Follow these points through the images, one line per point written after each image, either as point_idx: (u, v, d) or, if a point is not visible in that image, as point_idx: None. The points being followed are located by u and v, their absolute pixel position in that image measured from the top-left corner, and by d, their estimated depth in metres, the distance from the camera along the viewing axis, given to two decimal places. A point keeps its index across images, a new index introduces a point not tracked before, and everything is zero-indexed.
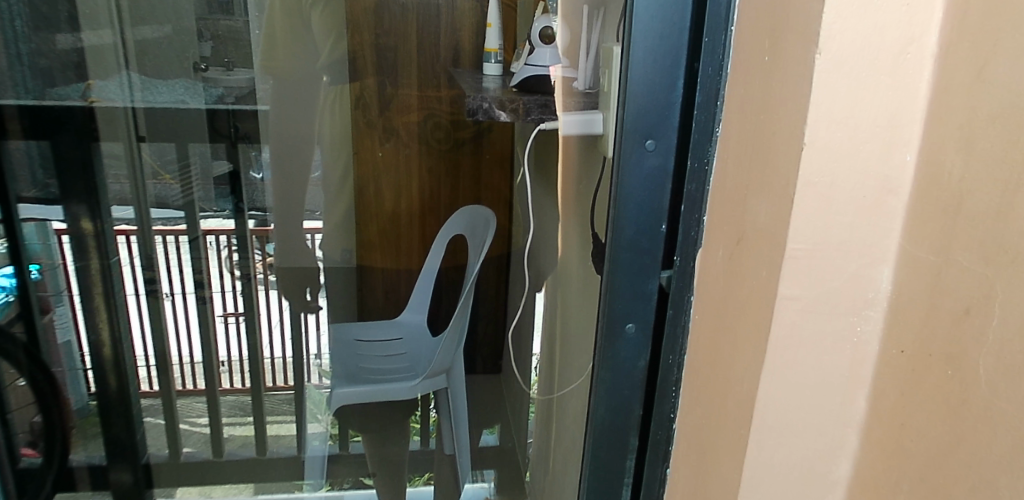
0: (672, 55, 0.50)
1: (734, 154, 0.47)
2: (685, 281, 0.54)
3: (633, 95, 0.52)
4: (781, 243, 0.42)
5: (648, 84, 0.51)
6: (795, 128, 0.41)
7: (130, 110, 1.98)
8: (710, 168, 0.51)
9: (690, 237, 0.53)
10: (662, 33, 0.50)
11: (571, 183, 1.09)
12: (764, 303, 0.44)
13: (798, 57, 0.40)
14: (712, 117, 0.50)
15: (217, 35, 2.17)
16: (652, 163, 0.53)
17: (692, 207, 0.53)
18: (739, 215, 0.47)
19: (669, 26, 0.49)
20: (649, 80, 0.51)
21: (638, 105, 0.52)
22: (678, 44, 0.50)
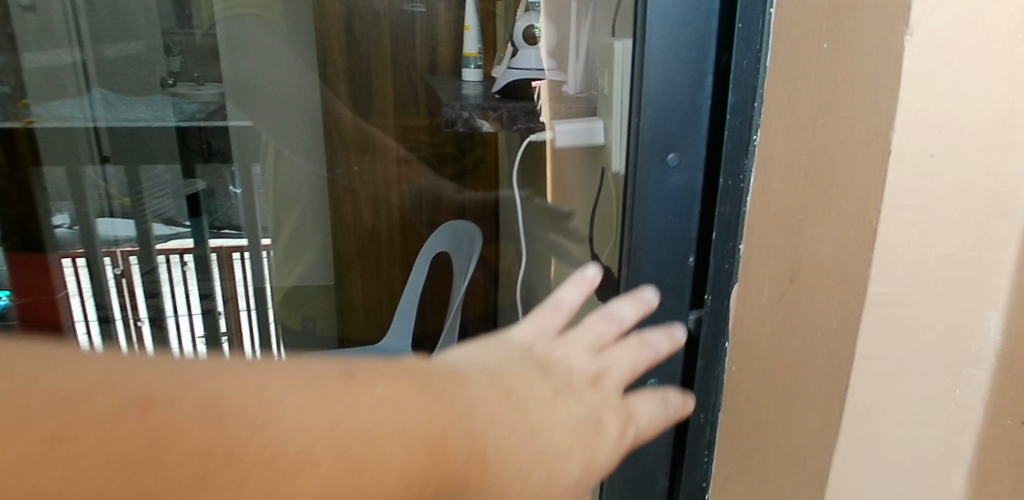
0: (697, 53, 0.41)
1: (781, 171, 0.37)
2: (718, 324, 0.45)
3: (651, 99, 0.43)
4: (859, 285, 0.32)
5: (666, 91, 0.42)
6: (872, 136, 0.30)
7: (93, 128, 2.11)
8: (748, 187, 0.41)
9: (724, 271, 0.43)
10: (684, 24, 0.40)
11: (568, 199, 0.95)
12: (830, 362, 0.34)
13: (877, 40, 0.30)
14: (747, 123, 0.40)
15: (185, 49, 2.01)
16: (673, 184, 0.43)
17: (726, 234, 0.43)
18: (792, 248, 0.37)
19: (692, 17, 0.40)
20: (665, 84, 0.42)
21: (652, 113, 0.43)
22: (704, 37, 0.40)
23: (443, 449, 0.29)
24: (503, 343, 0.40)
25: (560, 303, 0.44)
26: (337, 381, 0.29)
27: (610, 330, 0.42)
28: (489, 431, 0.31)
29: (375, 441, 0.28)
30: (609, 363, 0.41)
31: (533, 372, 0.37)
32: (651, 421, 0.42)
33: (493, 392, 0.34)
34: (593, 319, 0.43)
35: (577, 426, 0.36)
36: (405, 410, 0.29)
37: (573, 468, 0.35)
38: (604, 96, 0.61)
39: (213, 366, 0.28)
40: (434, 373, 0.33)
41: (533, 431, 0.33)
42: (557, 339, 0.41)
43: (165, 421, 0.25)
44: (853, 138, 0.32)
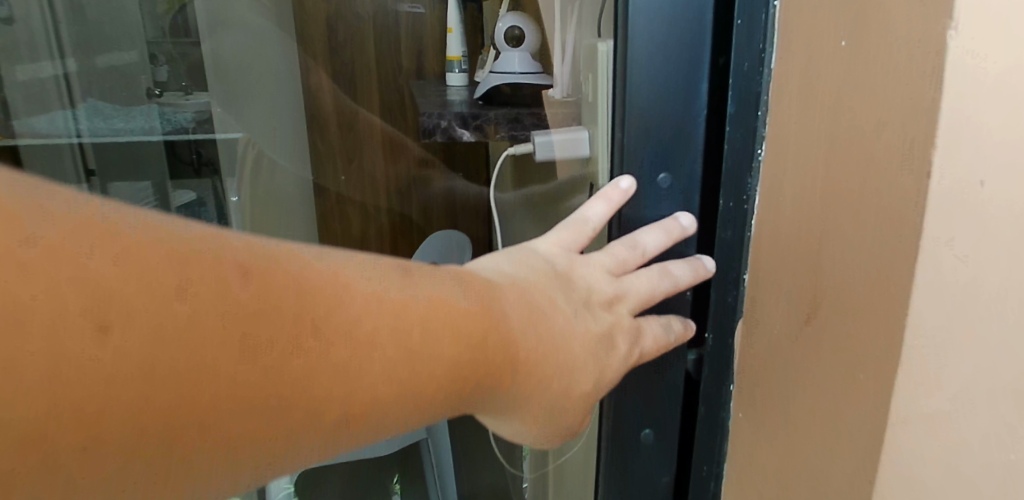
0: (689, 59, 0.36)
1: (791, 194, 0.32)
2: (720, 367, 0.39)
3: (636, 111, 0.37)
4: (886, 340, 0.27)
5: (653, 106, 0.37)
6: (904, 158, 0.25)
7: None
8: (753, 211, 0.36)
9: (727, 304, 0.38)
10: (671, 26, 0.35)
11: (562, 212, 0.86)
12: (855, 423, 0.30)
13: (910, 48, 0.25)
14: (750, 135, 0.35)
15: None
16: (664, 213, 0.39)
17: (726, 263, 0.38)
18: (805, 284, 0.32)
19: (683, 18, 0.35)
20: (652, 98, 0.37)
21: (638, 133, 0.37)
22: (696, 41, 0.35)
23: (485, 344, 0.32)
24: (523, 253, 0.40)
25: (587, 216, 0.41)
26: (400, 277, 0.31)
27: (630, 257, 0.39)
28: (520, 330, 0.34)
29: (430, 331, 0.30)
30: (629, 284, 0.39)
31: (553, 283, 0.37)
32: (656, 347, 0.39)
33: (524, 307, 0.34)
34: (616, 242, 0.40)
35: (592, 335, 0.37)
36: (449, 316, 0.31)
37: (582, 376, 0.36)
38: (588, 103, 0.55)
39: (298, 252, 0.30)
40: (473, 278, 0.35)
41: (558, 336, 0.35)
42: (573, 256, 0.40)
43: (266, 291, 0.26)
44: (877, 155, 0.27)
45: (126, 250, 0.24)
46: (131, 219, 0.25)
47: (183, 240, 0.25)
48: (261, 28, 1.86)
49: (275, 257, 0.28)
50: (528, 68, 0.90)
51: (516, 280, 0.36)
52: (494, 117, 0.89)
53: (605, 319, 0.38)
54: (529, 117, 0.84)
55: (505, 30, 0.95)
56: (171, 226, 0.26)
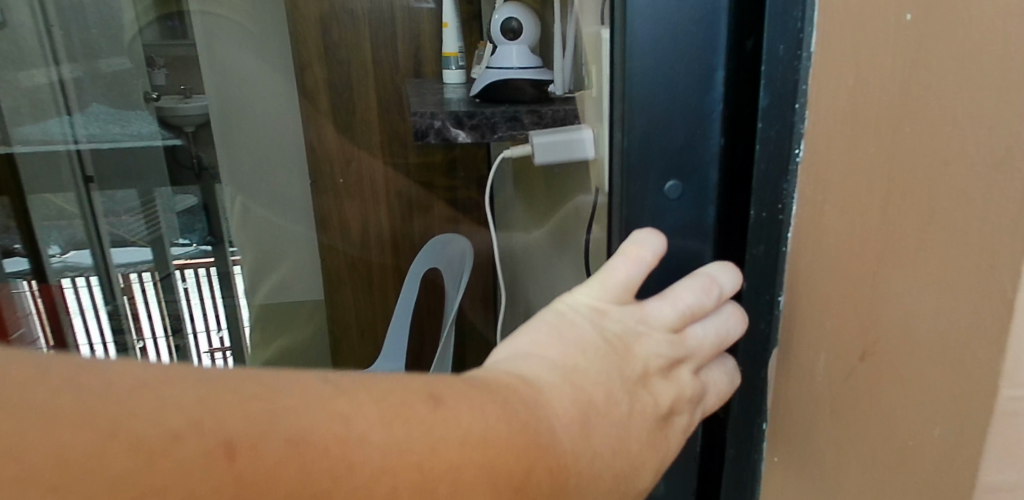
0: (700, 48, 0.30)
1: (836, 203, 0.27)
2: (751, 400, 0.34)
3: (637, 109, 0.32)
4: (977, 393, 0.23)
5: (657, 103, 0.31)
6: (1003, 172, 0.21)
7: (74, 150, 1.82)
8: (789, 221, 0.30)
9: (759, 331, 0.33)
10: (678, 9, 0.30)
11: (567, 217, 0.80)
12: (935, 480, 0.25)
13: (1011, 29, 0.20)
14: (788, 134, 0.29)
15: (170, 62, 1.82)
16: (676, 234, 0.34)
17: (758, 284, 0.32)
18: (859, 310, 0.27)
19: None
20: (653, 93, 0.31)
21: (638, 135, 0.32)
22: (709, 23, 0.30)
23: (528, 485, 0.26)
24: (559, 313, 0.32)
25: (631, 248, 0.32)
26: (425, 409, 0.25)
27: (699, 306, 0.32)
28: (575, 450, 0.27)
29: (465, 479, 0.24)
30: (696, 343, 0.32)
31: (609, 364, 0.30)
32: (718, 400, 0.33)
33: (576, 414, 0.28)
34: (681, 288, 0.32)
35: (655, 423, 0.31)
36: (491, 444, 0.25)
37: (644, 478, 0.30)
38: (591, 97, 0.49)
39: (303, 384, 0.24)
40: (512, 380, 0.28)
41: (618, 442, 0.29)
42: (632, 310, 0.32)
43: (248, 482, 0.21)
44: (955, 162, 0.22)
45: (95, 453, 0.20)
46: (95, 399, 0.21)
47: (144, 429, 0.21)
48: (254, 27, 1.73)
49: (277, 407, 0.23)
50: (528, 63, 0.83)
51: (566, 369, 0.29)
52: (489, 116, 0.81)
53: (670, 398, 0.32)
54: (527, 114, 0.77)
55: (501, 22, 0.87)
56: (136, 387, 0.22)
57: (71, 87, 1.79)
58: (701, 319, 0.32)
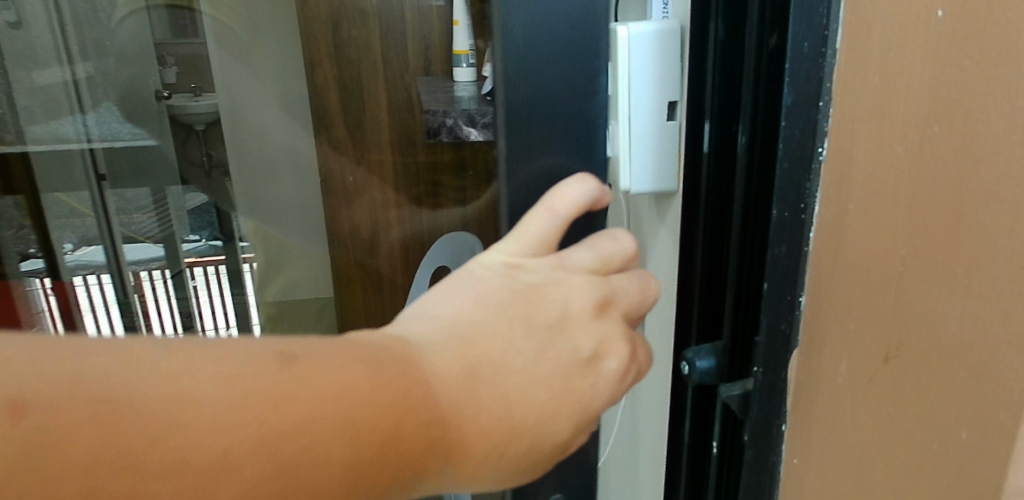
0: (583, 71, 0.43)
1: (863, 206, 0.27)
2: (771, 403, 0.33)
3: (540, 119, 0.44)
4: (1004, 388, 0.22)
5: (533, 87, 0.43)
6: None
7: (88, 149, 1.84)
8: (810, 222, 0.30)
9: (780, 333, 0.32)
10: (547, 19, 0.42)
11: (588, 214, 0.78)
12: (962, 479, 0.24)
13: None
14: (811, 131, 0.29)
15: (180, 60, 1.88)
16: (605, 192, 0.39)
17: (779, 285, 0.31)
18: (883, 314, 0.26)
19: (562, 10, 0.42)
20: (530, 83, 0.43)
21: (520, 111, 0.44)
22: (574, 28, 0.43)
23: (400, 431, 0.26)
24: (470, 273, 0.33)
25: (551, 199, 0.34)
26: (274, 368, 0.24)
27: (618, 252, 0.36)
28: (469, 397, 0.28)
29: (317, 435, 0.24)
30: (620, 286, 0.35)
31: (518, 312, 0.31)
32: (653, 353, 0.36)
33: (464, 367, 0.28)
34: (605, 236, 0.36)
35: (574, 368, 0.31)
36: (347, 398, 0.25)
37: (561, 429, 0.31)
38: None
39: (130, 344, 0.24)
40: (387, 343, 0.28)
41: (525, 386, 0.29)
42: (549, 260, 0.34)
43: (51, 428, 0.21)
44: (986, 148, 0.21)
45: None
46: None
47: None
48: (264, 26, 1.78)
49: (94, 366, 0.22)
50: None
51: (463, 326, 0.29)
52: None
53: (590, 345, 0.32)
54: None
55: None
56: None
57: (84, 89, 1.82)
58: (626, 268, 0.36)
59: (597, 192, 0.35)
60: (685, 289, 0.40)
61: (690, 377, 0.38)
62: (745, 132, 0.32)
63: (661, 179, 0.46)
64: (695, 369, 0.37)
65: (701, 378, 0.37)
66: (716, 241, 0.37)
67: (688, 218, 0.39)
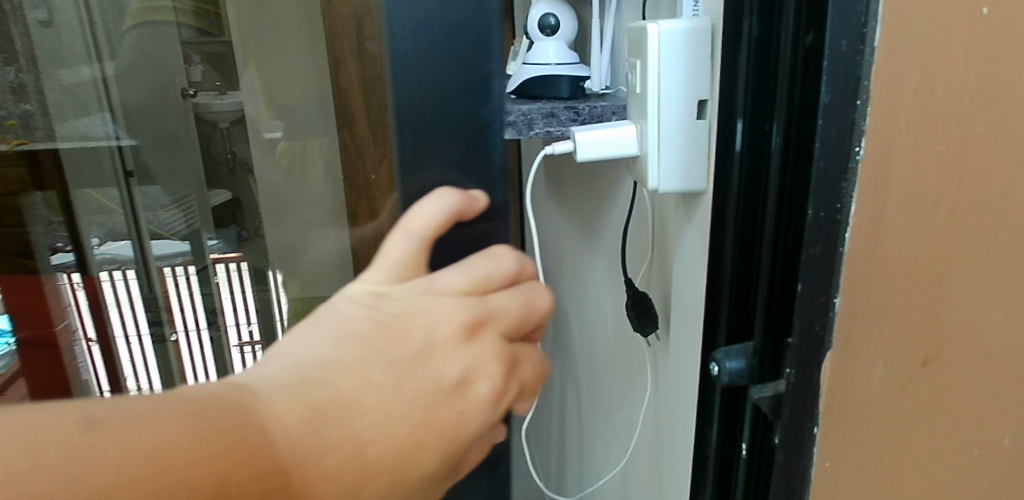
0: (459, 73, 0.38)
1: (900, 204, 0.26)
2: (801, 405, 0.32)
3: (421, 134, 0.39)
4: None
5: (421, 112, 0.39)
6: None
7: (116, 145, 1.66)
8: (847, 222, 0.29)
9: (812, 334, 0.31)
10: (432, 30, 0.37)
11: (626, 207, 0.78)
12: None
13: None
14: (846, 128, 0.28)
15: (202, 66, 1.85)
16: (492, 205, 0.41)
17: (813, 285, 0.31)
18: (921, 313, 0.26)
19: (446, 13, 0.37)
20: (421, 109, 0.39)
21: (418, 138, 0.39)
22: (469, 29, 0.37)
23: (234, 484, 0.25)
24: (337, 307, 0.33)
25: (411, 224, 0.37)
26: (90, 430, 0.24)
27: (493, 273, 0.37)
28: (317, 441, 0.28)
29: (146, 488, 0.24)
30: (493, 307, 0.36)
31: (377, 347, 0.31)
32: (533, 365, 0.38)
33: (309, 411, 0.28)
34: (478, 258, 0.37)
35: (439, 394, 0.32)
36: (180, 437, 0.25)
37: (427, 457, 0.31)
38: (635, 94, 0.48)
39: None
40: (229, 390, 0.28)
41: (385, 421, 0.30)
42: (416, 285, 0.35)
43: None
44: None
45: None
46: None
47: None
48: None
49: None
50: (566, 59, 0.81)
51: (319, 368, 0.29)
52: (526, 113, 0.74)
53: (456, 371, 0.33)
54: (566, 111, 0.74)
55: (537, 18, 0.84)
56: None
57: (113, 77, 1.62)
58: (500, 288, 0.37)
59: (460, 203, 0.39)
60: (714, 290, 0.40)
61: (719, 378, 0.38)
62: (781, 130, 0.32)
63: (689, 178, 0.45)
64: (724, 370, 0.37)
65: (732, 378, 0.37)
66: (748, 240, 0.37)
67: (718, 218, 0.39)
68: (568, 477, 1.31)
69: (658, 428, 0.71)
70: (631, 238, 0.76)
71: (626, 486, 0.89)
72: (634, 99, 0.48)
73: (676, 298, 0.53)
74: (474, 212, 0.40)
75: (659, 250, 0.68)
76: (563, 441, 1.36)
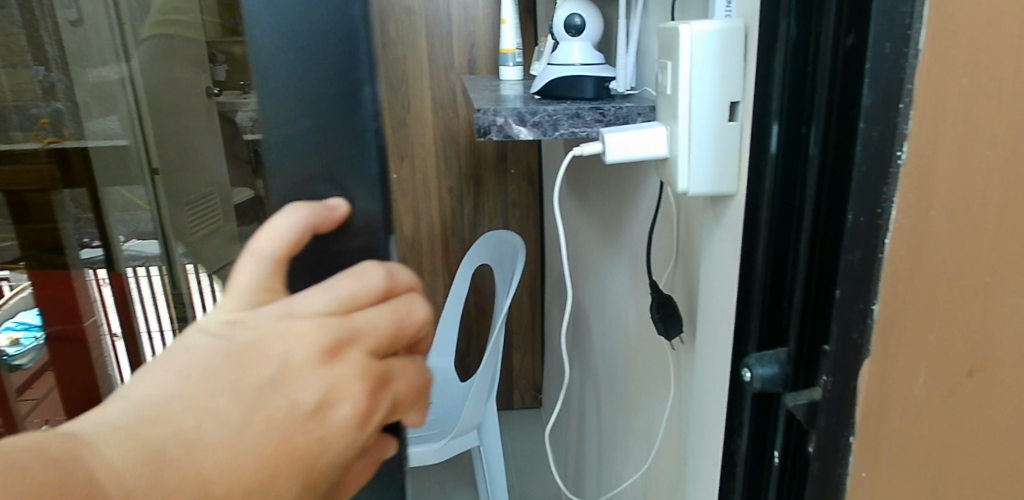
0: (329, 83, 0.32)
1: (944, 208, 0.26)
2: (839, 413, 0.32)
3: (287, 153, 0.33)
4: None
5: (288, 126, 0.32)
6: None
7: None
8: (888, 228, 0.29)
9: (851, 342, 0.31)
10: (303, 41, 0.31)
11: (651, 207, 0.77)
12: None
13: None
14: (888, 133, 0.28)
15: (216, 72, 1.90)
16: (363, 213, 0.34)
17: (852, 291, 0.30)
18: (965, 322, 0.25)
19: (308, 16, 0.31)
20: (296, 131, 0.32)
21: (290, 165, 0.33)
22: (343, 38, 0.31)
23: None
24: (189, 335, 0.29)
25: (257, 247, 0.30)
26: None
27: (358, 291, 0.31)
28: (151, 486, 0.25)
29: None
30: (360, 326, 0.31)
31: (224, 381, 0.28)
32: (408, 379, 0.33)
33: (129, 459, 0.25)
34: (344, 275, 0.31)
35: (296, 423, 0.29)
36: None
37: (287, 490, 0.29)
38: (666, 96, 0.47)
39: None
40: (59, 438, 0.26)
41: (232, 455, 0.27)
42: (273, 308, 0.30)
43: None
44: None
45: None
46: None
47: None
48: None
49: None
50: (592, 58, 0.81)
51: (159, 407, 0.27)
52: (551, 113, 0.74)
53: (314, 395, 0.29)
54: (592, 111, 0.73)
55: (563, 19, 0.83)
56: None
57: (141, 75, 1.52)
58: (369, 305, 0.32)
59: (320, 219, 0.32)
60: (745, 294, 0.40)
61: (752, 384, 0.37)
62: (817, 134, 0.32)
63: (720, 179, 0.45)
64: (757, 375, 0.37)
65: (764, 384, 0.37)
66: (782, 244, 0.37)
67: (749, 221, 0.39)
68: (587, 479, 1.30)
69: (682, 432, 0.70)
70: (657, 238, 0.75)
71: (647, 487, 0.88)
72: (664, 99, 0.48)
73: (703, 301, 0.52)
74: (329, 225, 0.33)
75: (685, 251, 0.67)
76: (581, 442, 1.36)
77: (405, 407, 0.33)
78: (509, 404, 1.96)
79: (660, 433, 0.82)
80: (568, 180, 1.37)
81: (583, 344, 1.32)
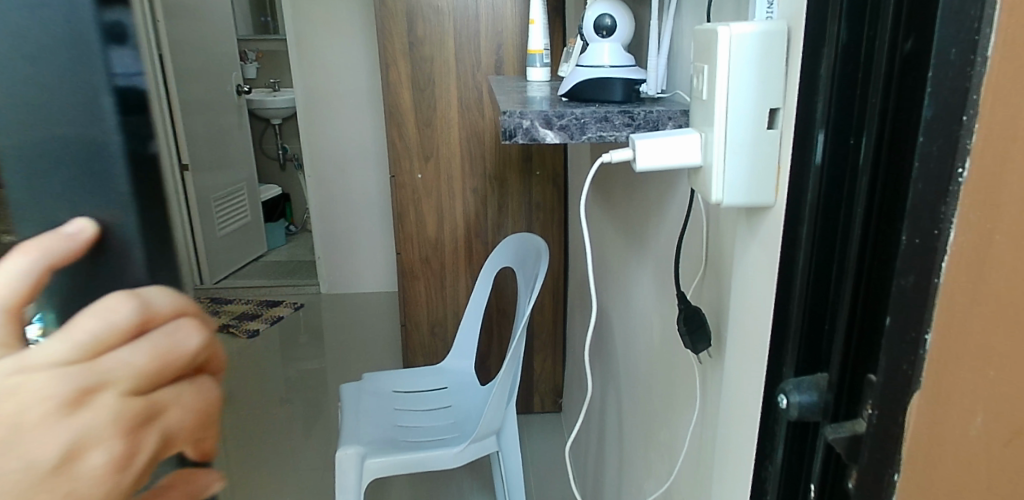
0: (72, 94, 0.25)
1: (1011, 232, 0.23)
2: (883, 451, 0.29)
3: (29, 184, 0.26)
4: None
5: (24, 151, 0.25)
6: None
7: None
8: (945, 252, 0.26)
9: (899, 374, 0.28)
10: (19, 60, 0.24)
11: (680, 214, 0.75)
12: None
13: None
14: (951, 146, 0.25)
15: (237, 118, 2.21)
16: (122, 235, 0.27)
17: (902, 319, 0.28)
18: None
19: (23, 15, 0.24)
20: (33, 177, 0.25)
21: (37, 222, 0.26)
22: (72, 44, 0.24)
23: None
24: None
25: None
26: None
27: (105, 330, 0.26)
28: None
29: None
30: (109, 371, 0.25)
31: None
32: (186, 410, 0.28)
33: None
34: (84, 315, 0.25)
35: (32, 484, 0.25)
36: None
37: None
38: (701, 101, 0.45)
39: None
40: None
41: None
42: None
43: None
44: None
45: None
46: None
47: None
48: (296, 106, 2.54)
49: None
50: (622, 61, 0.79)
51: None
52: (579, 116, 0.71)
53: (54, 451, 0.25)
54: (621, 115, 0.71)
55: (593, 20, 0.81)
56: None
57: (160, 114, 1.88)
58: (121, 344, 0.26)
59: (66, 250, 0.25)
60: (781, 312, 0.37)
61: (787, 411, 0.35)
62: (869, 146, 0.29)
63: (756, 190, 0.42)
64: (793, 403, 0.35)
65: (801, 412, 0.35)
66: (825, 263, 0.34)
67: (788, 236, 0.36)
68: (606, 489, 1.27)
69: (708, 449, 0.67)
70: (687, 247, 0.73)
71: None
72: (699, 102, 0.46)
73: (734, 315, 0.50)
74: (77, 253, 0.26)
75: (716, 261, 0.64)
76: (602, 451, 1.33)
77: (188, 438, 0.28)
78: (529, 408, 1.94)
79: (681, 450, 0.79)
80: (596, 184, 1.35)
81: (606, 350, 1.30)
